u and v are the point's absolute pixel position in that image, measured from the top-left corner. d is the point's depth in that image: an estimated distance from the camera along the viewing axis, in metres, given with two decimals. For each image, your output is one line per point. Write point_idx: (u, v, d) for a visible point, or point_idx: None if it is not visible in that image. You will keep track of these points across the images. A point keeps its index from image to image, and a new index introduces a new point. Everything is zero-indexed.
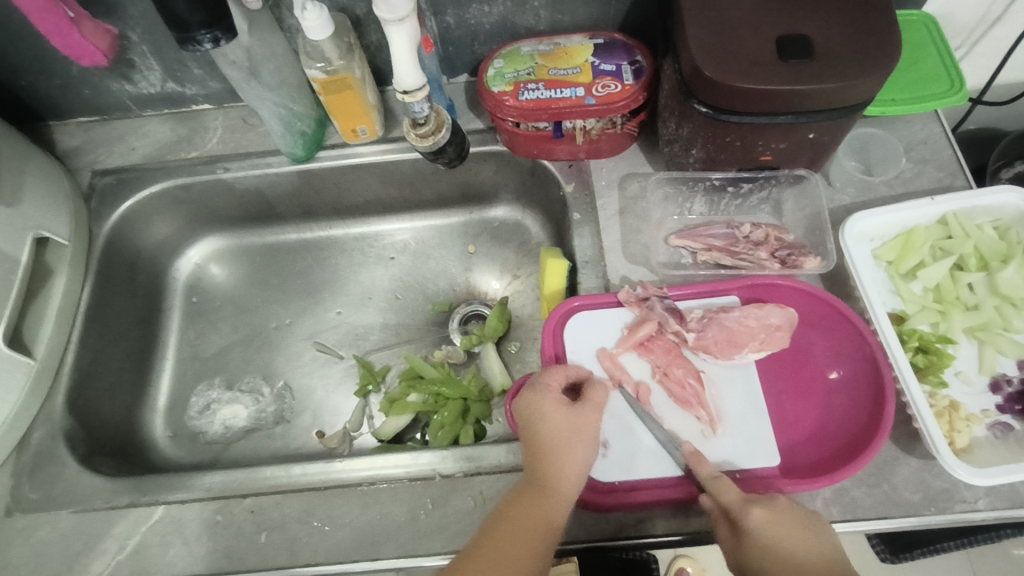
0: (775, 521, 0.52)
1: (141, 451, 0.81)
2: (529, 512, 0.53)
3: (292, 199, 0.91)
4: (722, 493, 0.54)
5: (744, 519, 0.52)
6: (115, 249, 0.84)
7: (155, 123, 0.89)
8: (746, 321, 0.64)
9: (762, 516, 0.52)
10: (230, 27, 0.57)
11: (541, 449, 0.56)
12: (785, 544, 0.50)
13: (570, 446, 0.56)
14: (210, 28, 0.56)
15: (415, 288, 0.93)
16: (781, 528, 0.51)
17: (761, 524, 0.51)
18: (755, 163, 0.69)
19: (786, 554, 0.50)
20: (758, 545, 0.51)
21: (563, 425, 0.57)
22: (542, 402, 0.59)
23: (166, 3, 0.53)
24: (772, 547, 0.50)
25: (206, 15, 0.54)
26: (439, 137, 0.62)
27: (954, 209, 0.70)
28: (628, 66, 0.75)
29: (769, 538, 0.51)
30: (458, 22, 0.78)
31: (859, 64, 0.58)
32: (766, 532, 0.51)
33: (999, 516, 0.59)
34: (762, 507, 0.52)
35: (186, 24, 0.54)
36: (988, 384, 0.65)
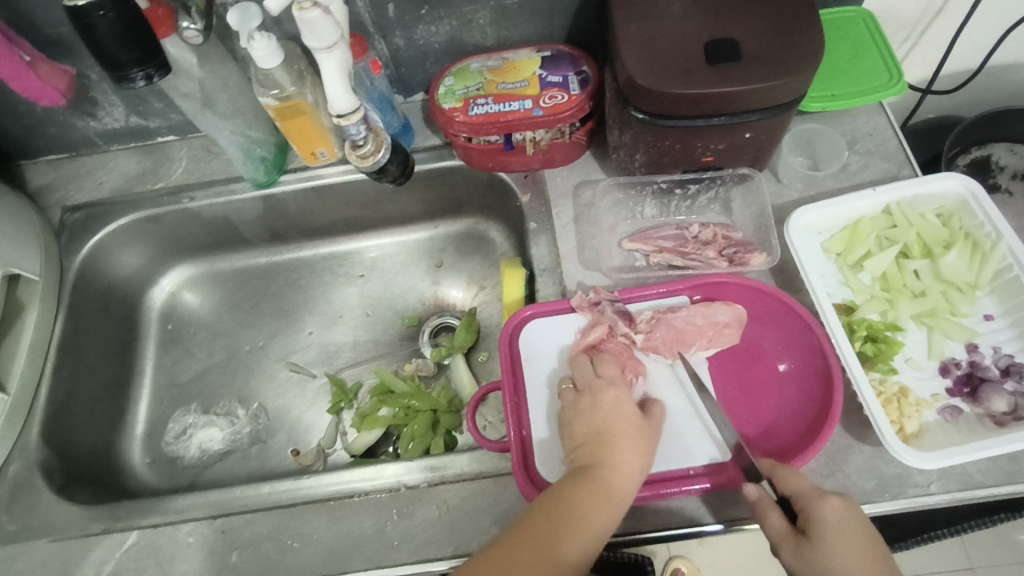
0: (846, 513, 0.53)
1: (120, 479, 0.82)
2: (578, 504, 0.52)
3: (260, 223, 0.93)
4: (790, 481, 0.56)
5: (816, 504, 0.53)
6: (87, 282, 0.86)
7: (123, 157, 0.91)
8: (694, 320, 0.66)
9: (838, 507, 0.53)
10: (162, 63, 0.60)
11: (599, 442, 0.56)
12: (859, 538, 0.51)
13: (632, 451, 0.56)
14: (143, 66, 0.59)
15: (385, 305, 0.95)
16: (853, 520, 0.52)
17: (830, 515, 0.52)
18: (698, 164, 0.71)
19: (854, 551, 0.51)
20: (832, 533, 0.52)
21: (632, 434, 0.57)
22: (622, 405, 0.59)
23: (97, 43, 0.56)
24: (846, 539, 0.51)
25: (139, 52, 0.57)
26: (380, 157, 0.63)
27: (896, 198, 0.72)
28: (574, 77, 0.77)
29: (841, 528, 0.52)
30: (407, 43, 0.80)
31: (784, 64, 0.59)
32: (836, 522, 0.52)
33: (952, 498, 0.60)
34: (836, 497, 0.54)
35: (118, 62, 0.57)
36: (938, 368, 0.66)
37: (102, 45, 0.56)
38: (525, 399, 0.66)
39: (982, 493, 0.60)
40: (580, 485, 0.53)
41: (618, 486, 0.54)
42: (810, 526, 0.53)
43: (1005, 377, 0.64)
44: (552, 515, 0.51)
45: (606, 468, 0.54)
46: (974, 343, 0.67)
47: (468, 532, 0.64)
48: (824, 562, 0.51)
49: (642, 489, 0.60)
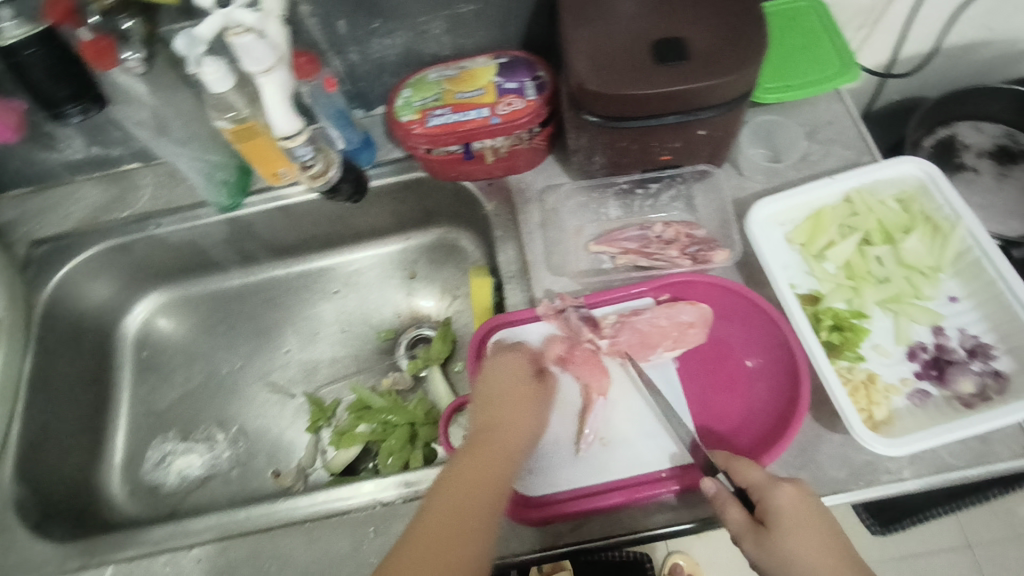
0: (801, 499, 0.52)
1: (99, 511, 0.82)
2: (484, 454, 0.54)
3: (229, 246, 0.92)
4: (744, 471, 0.55)
5: (773, 493, 0.52)
6: (57, 315, 0.85)
7: (86, 187, 0.90)
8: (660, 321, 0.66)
9: (792, 493, 0.52)
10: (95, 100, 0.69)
11: (494, 400, 0.59)
12: (815, 523, 0.51)
13: (522, 404, 0.60)
14: (78, 101, 0.67)
15: (361, 320, 0.95)
16: (809, 507, 0.52)
17: (786, 502, 0.51)
18: (656, 163, 0.71)
19: (810, 536, 0.50)
20: (790, 520, 0.51)
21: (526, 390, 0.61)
22: (514, 362, 0.63)
23: (34, 85, 0.63)
24: (803, 525, 0.50)
25: (73, 91, 0.65)
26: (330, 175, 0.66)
27: (855, 186, 0.72)
28: (530, 82, 0.77)
29: (798, 514, 0.51)
30: (363, 57, 0.80)
31: (730, 60, 0.59)
32: (792, 508, 0.51)
33: (924, 483, 0.60)
34: (790, 484, 0.53)
35: (55, 100, 0.65)
36: (905, 353, 0.66)
37: (39, 87, 0.63)
38: None
39: (953, 476, 0.61)
40: (484, 439, 0.56)
41: (516, 434, 0.57)
42: (768, 515, 0.51)
43: (971, 358, 0.64)
44: (468, 471, 0.52)
45: (502, 425, 0.57)
46: (940, 326, 0.67)
47: None
48: (785, 550, 0.50)
49: (615, 494, 0.60)
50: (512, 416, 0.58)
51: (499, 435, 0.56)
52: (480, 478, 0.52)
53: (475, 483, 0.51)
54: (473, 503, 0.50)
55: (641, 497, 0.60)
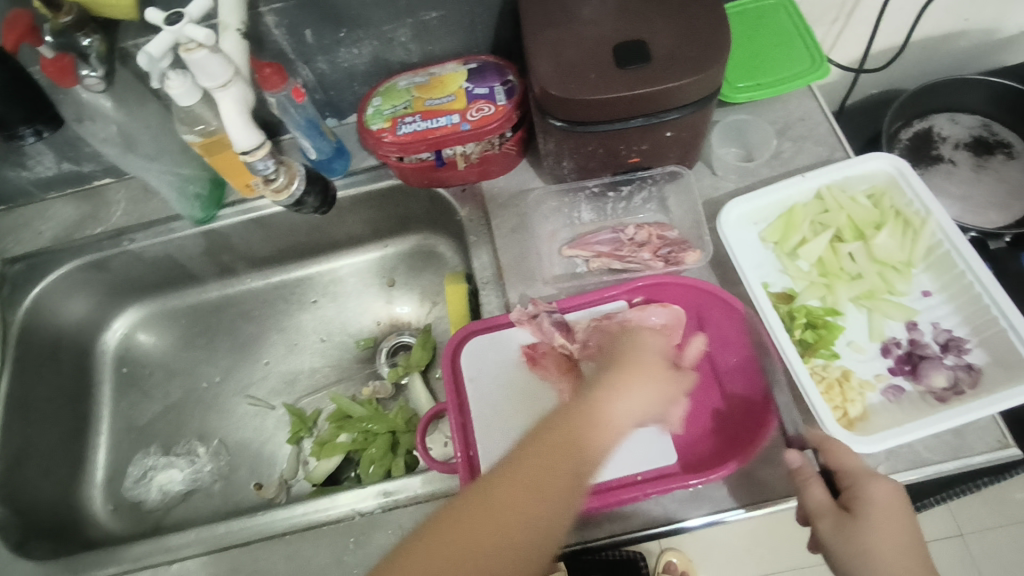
0: (895, 497, 0.53)
1: (81, 529, 0.81)
2: (568, 435, 0.54)
3: (206, 258, 0.92)
4: (842, 459, 0.56)
5: (866, 484, 0.54)
6: (34, 334, 0.85)
7: (60, 204, 0.90)
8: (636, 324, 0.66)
9: (888, 490, 0.53)
10: (50, 118, 0.67)
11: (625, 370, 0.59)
12: (903, 522, 0.52)
13: (660, 382, 0.60)
14: (31, 123, 0.65)
15: (341, 329, 0.95)
16: (900, 506, 0.53)
17: (879, 494, 0.53)
18: (625, 166, 0.71)
19: (894, 535, 0.51)
20: (877, 513, 0.52)
21: (645, 372, 0.59)
22: (657, 341, 0.63)
23: None
24: (891, 519, 0.52)
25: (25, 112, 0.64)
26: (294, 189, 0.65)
27: (826, 182, 0.72)
28: (500, 87, 0.77)
29: (888, 508, 0.52)
30: (332, 66, 0.79)
31: (693, 62, 0.59)
32: (884, 503, 0.53)
33: (901, 478, 0.60)
34: (888, 482, 0.54)
35: (8, 122, 0.63)
36: (879, 349, 0.66)
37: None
38: (470, 418, 0.65)
39: (929, 470, 0.61)
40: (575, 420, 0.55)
41: (613, 421, 0.56)
42: (856, 503, 0.53)
43: (945, 352, 0.64)
44: (546, 450, 0.53)
45: (600, 410, 0.56)
46: (914, 321, 0.67)
47: None
48: (862, 538, 0.51)
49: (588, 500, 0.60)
50: (626, 394, 0.57)
51: (588, 413, 0.55)
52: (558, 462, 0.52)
53: (554, 461, 0.52)
54: (552, 483, 0.51)
55: (615, 501, 0.59)
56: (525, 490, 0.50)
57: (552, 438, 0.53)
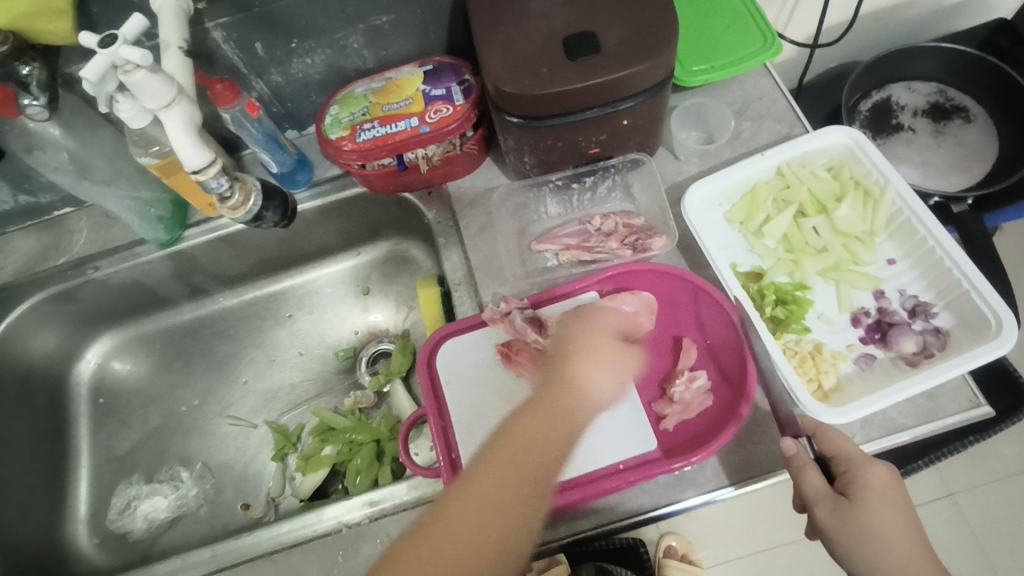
0: (889, 481, 0.55)
1: (66, 565, 0.80)
2: (530, 429, 0.54)
3: (176, 281, 0.91)
4: (839, 445, 0.57)
5: (862, 469, 0.55)
6: (4, 371, 0.83)
7: (20, 237, 0.88)
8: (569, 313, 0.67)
9: (882, 474, 0.55)
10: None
11: (569, 360, 0.60)
12: (898, 505, 0.54)
13: (608, 369, 0.61)
14: None
15: (319, 342, 0.94)
16: (894, 489, 0.54)
17: (875, 480, 0.54)
18: (586, 157, 0.71)
19: (891, 517, 0.53)
20: (874, 498, 0.53)
21: (595, 353, 0.61)
22: (607, 326, 0.64)
23: None
24: (887, 503, 0.53)
25: None
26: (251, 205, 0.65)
27: (786, 158, 0.72)
28: (457, 87, 0.77)
29: (883, 493, 0.54)
30: (286, 78, 0.78)
31: (642, 49, 0.59)
32: (880, 488, 0.54)
33: (878, 445, 0.61)
34: (883, 466, 0.55)
35: None
36: (849, 320, 0.67)
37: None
38: (451, 421, 0.65)
39: (905, 436, 0.61)
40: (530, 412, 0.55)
41: (573, 408, 0.57)
42: (854, 489, 0.54)
43: (912, 318, 0.65)
44: (510, 445, 0.52)
45: (557, 399, 0.57)
46: (881, 289, 0.68)
47: None
48: (861, 520, 0.53)
49: (573, 492, 0.60)
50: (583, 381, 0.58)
51: (548, 402, 0.56)
52: (523, 455, 0.52)
53: (520, 454, 0.52)
54: (518, 477, 0.51)
55: (600, 492, 0.60)
56: (488, 502, 0.48)
57: (514, 434, 0.54)
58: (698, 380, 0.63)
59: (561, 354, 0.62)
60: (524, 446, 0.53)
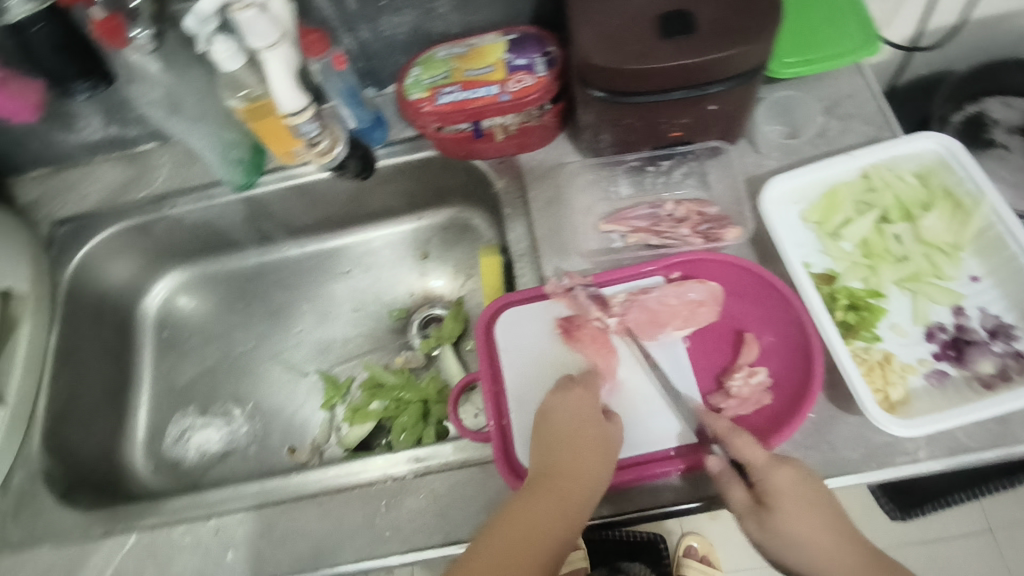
0: (799, 481, 0.55)
1: (122, 483, 0.84)
2: (530, 520, 0.53)
3: (245, 225, 0.94)
4: (746, 452, 0.57)
5: (771, 474, 0.55)
6: (78, 295, 0.87)
7: (105, 167, 0.92)
8: (561, 385, 0.63)
9: (791, 475, 0.55)
10: (103, 75, 0.73)
11: (560, 448, 0.57)
12: (813, 503, 0.54)
13: (598, 460, 0.57)
14: (86, 79, 0.71)
15: (374, 300, 0.96)
16: (806, 486, 0.55)
17: (784, 484, 0.55)
18: (666, 140, 0.69)
19: (808, 518, 0.53)
20: (788, 502, 0.54)
21: (593, 436, 0.58)
22: (581, 412, 0.60)
23: (43, 62, 0.67)
24: (801, 505, 0.54)
25: (82, 67, 0.69)
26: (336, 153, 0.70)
27: (874, 161, 0.70)
28: (540, 58, 0.76)
29: (797, 495, 0.54)
30: (373, 35, 0.79)
31: (741, 32, 0.58)
32: (790, 490, 0.54)
33: (940, 465, 0.60)
34: (790, 467, 0.55)
35: (63, 78, 0.69)
36: (923, 333, 0.64)
37: (49, 69, 0.68)
38: (504, 388, 0.66)
39: (969, 458, 0.59)
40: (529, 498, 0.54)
41: (579, 497, 0.55)
42: (767, 497, 0.55)
43: (992, 339, 0.63)
44: (506, 537, 0.52)
45: (559, 488, 0.55)
46: (961, 306, 0.65)
47: (456, 520, 0.65)
48: (781, 528, 0.54)
49: (625, 473, 0.60)
50: (587, 468, 0.56)
51: (550, 492, 0.55)
52: (520, 548, 0.51)
53: (520, 550, 0.51)
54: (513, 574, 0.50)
55: (649, 476, 0.60)
56: None
57: (509, 524, 0.53)
58: (758, 376, 0.63)
59: (551, 438, 0.58)
60: (522, 536, 0.52)
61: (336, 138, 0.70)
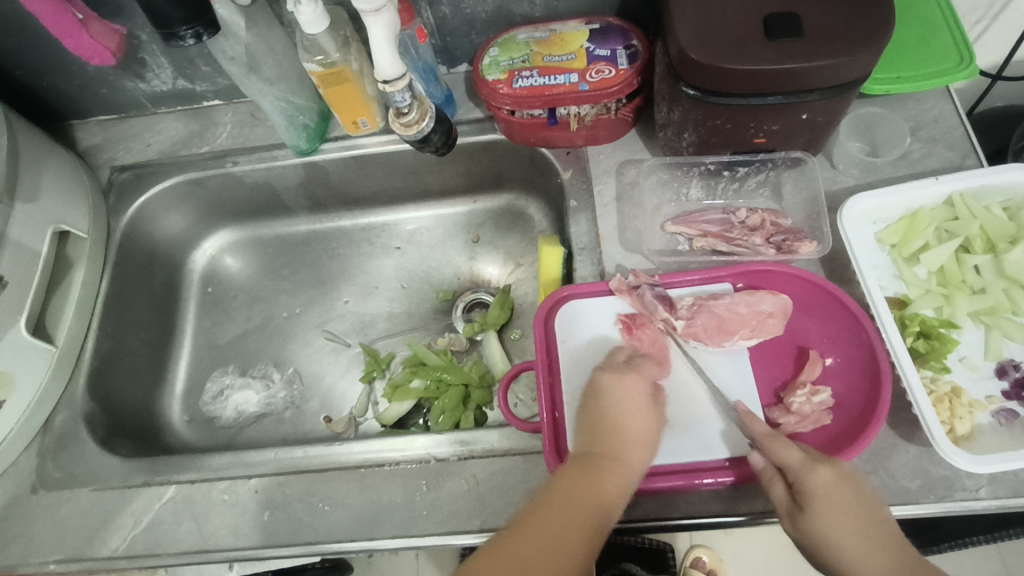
0: (839, 484, 0.53)
1: (158, 434, 0.85)
2: (578, 489, 0.53)
3: (300, 191, 0.93)
4: (781, 452, 0.56)
5: (806, 475, 0.54)
6: (131, 243, 0.87)
7: (169, 120, 0.92)
8: (615, 366, 0.63)
9: (828, 477, 0.53)
10: (210, 22, 0.62)
11: (606, 428, 0.58)
12: (850, 507, 0.52)
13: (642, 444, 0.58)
14: (192, 24, 0.61)
15: (421, 278, 0.95)
16: (845, 490, 0.53)
17: (821, 484, 0.53)
18: (749, 146, 0.68)
19: (846, 519, 0.51)
20: (822, 504, 0.52)
21: (639, 417, 0.59)
22: (633, 396, 0.60)
23: (149, 3, 0.58)
24: (838, 507, 0.52)
25: (187, 11, 0.60)
26: (424, 126, 0.68)
27: (961, 188, 0.68)
28: (622, 51, 0.74)
29: (833, 498, 0.52)
30: (454, 11, 0.78)
31: (849, 41, 0.56)
32: (827, 491, 0.52)
33: (1001, 505, 0.58)
34: (828, 468, 0.54)
35: (167, 20, 0.60)
36: (993, 370, 0.63)
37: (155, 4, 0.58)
38: (558, 378, 0.67)
39: None
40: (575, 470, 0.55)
41: (625, 472, 0.55)
42: (803, 498, 0.53)
43: None
44: (554, 503, 0.52)
45: (605, 463, 0.55)
46: None
47: (496, 507, 0.64)
48: (815, 529, 0.52)
49: (678, 477, 0.60)
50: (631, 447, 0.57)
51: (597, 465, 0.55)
52: (569, 514, 0.51)
53: (571, 517, 0.51)
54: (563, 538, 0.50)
55: (700, 483, 0.59)
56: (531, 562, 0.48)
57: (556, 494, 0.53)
58: (821, 395, 0.61)
59: (597, 416, 0.59)
60: (570, 504, 0.52)
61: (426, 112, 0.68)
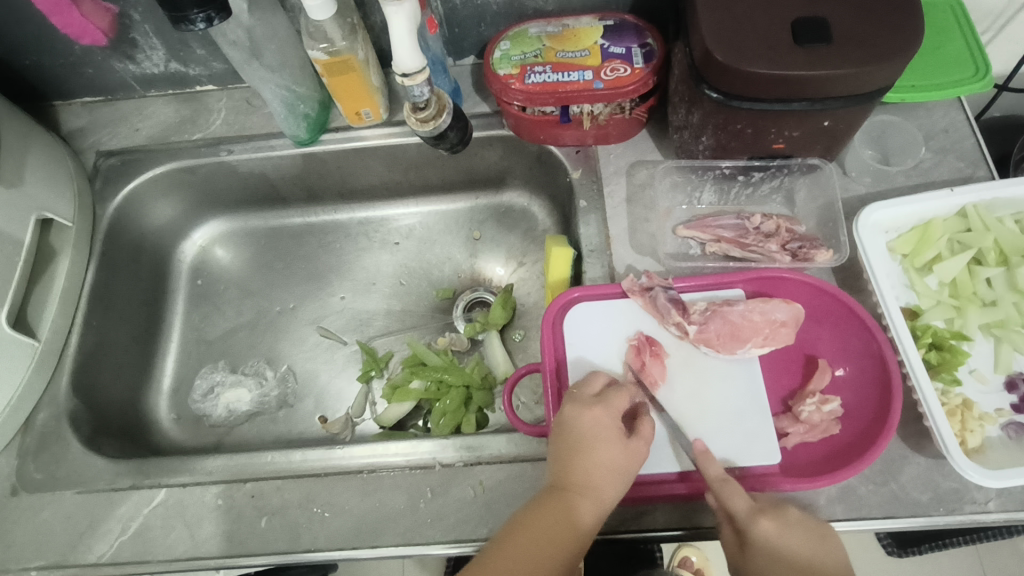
0: (783, 533, 0.53)
1: (145, 433, 0.81)
2: (543, 526, 0.52)
3: (296, 181, 0.90)
4: (731, 500, 0.55)
5: (752, 526, 0.53)
6: (119, 232, 0.83)
7: (160, 104, 0.88)
8: (586, 397, 0.60)
9: (771, 524, 0.53)
10: (223, 6, 0.59)
11: (577, 458, 0.55)
12: (790, 555, 0.52)
13: (626, 460, 0.56)
14: (204, 7, 0.57)
15: (419, 275, 0.93)
16: (788, 538, 0.53)
17: (767, 536, 0.53)
18: (767, 151, 0.67)
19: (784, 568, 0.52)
20: (763, 553, 0.53)
21: (613, 445, 0.56)
22: (599, 425, 0.57)
23: None
24: (777, 555, 0.53)
25: None
26: (441, 121, 0.67)
27: (974, 200, 0.68)
28: (638, 49, 0.72)
29: (775, 546, 0.53)
30: (464, 2, 0.76)
31: (878, 49, 0.55)
32: (769, 542, 0.53)
33: (1009, 518, 0.59)
34: (771, 519, 0.54)
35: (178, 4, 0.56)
36: (1003, 383, 0.63)
37: None
38: (566, 384, 0.65)
39: None
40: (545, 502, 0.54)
41: (592, 504, 0.54)
42: (745, 545, 0.53)
43: None
44: (518, 541, 0.52)
45: (571, 497, 0.54)
46: None
47: (504, 516, 0.62)
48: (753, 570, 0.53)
49: (688, 485, 0.59)
50: (599, 476, 0.55)
51: (564, 499, 0.54)
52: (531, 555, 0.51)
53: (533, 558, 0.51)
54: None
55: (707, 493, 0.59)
56: None
57: (522, 530, 0.52)
58: (831, 405, 0.61)
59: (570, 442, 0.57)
60: (534, 545, 0.51)
61: (443, 107, 0.67)
